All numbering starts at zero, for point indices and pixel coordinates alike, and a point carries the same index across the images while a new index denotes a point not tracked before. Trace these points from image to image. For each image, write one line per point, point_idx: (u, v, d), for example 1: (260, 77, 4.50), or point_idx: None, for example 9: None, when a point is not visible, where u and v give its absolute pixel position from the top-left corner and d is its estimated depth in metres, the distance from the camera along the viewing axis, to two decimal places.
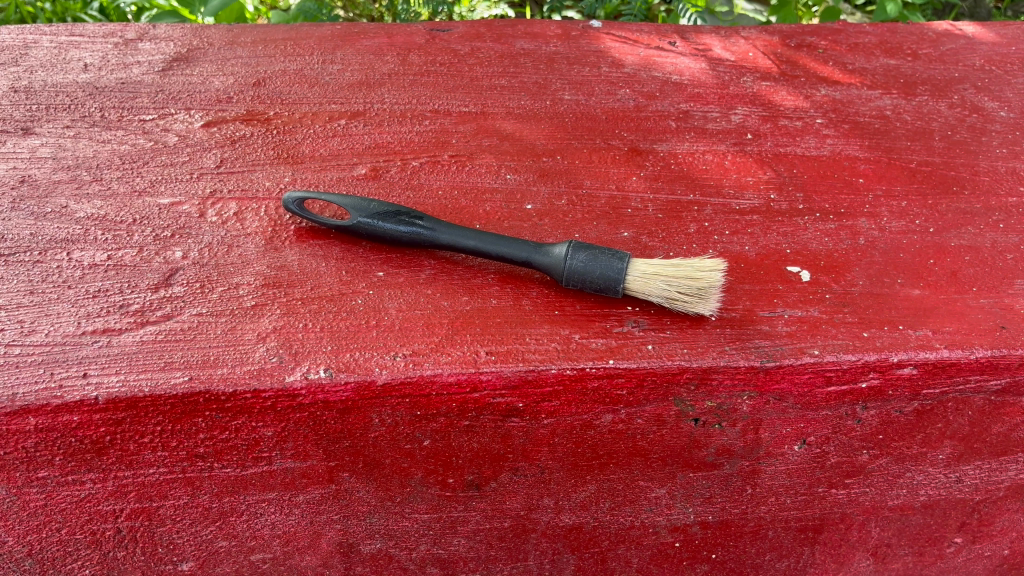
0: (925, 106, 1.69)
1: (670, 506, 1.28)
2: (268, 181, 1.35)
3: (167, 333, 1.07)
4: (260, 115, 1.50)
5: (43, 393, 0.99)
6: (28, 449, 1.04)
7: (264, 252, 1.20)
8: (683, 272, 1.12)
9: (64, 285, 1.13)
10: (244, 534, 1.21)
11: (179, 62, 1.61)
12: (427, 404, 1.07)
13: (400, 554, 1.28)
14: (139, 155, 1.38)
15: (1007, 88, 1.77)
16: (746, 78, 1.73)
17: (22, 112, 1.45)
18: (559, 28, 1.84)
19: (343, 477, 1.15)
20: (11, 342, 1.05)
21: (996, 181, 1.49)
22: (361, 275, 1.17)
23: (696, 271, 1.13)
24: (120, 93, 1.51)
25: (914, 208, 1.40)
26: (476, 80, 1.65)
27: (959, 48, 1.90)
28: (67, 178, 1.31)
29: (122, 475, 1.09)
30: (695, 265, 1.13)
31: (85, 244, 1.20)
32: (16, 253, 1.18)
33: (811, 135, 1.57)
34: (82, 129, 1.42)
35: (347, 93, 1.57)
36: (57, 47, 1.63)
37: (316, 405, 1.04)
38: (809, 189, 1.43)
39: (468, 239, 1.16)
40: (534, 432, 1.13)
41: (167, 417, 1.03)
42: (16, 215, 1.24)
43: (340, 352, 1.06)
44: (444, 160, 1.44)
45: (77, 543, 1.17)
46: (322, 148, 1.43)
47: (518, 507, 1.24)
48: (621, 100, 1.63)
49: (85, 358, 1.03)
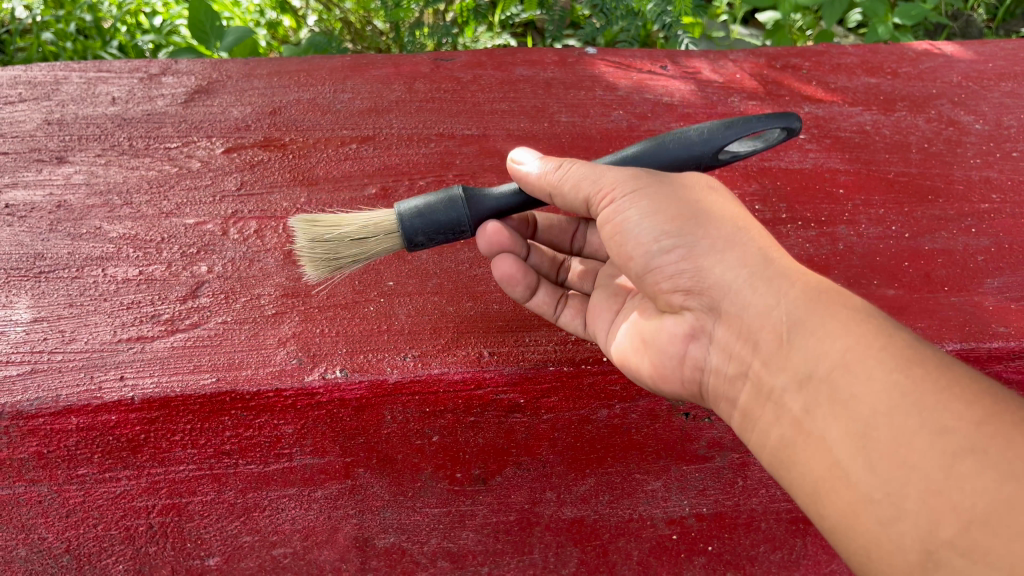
0: (903, 121, 1.78)
1: (666, 498, 1.38)
2: (286, 202, 1.45)
3: (196, 340, 1.17)
4: (277, 141, 1.60)
5: (84, 394, 1.08)
6: (69, 448, 1.13)
7: (283, 266, 1.30)
8: (370, 259, 1.21)
9: (100, 298, 1.23)
10: (267, 529, 1.29)
11: (200, 94, 1.72)
12: (435, 401, 1.16)
13: (412, 548, 1.36)
14: (166, 180, 1.48)
15: (982, 103, 1.87)
16: (733, 98, 1.82)
17: (55, 142, 1.56)
18: (556, 54, 1.92)
19: (359, 473, 1.24)
20: (53, 350, 1.15)
21: (968, 189, 1.59)
22: (373, 285, 1.27)
23: (349, 228, 1.21)
24: (146, 124, 1.62)
25: (891, 216, 1.50)
26: (479, 105, 1.75)
27: (937, 66, 1.99)
28: (99, 203, 1.42)
29: (154, 472, 1.18)
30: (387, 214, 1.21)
31: (118, 261, 1.30)
32: (56, 270, 1.28)
33: (795, 149, 1.67)
34: (112, 157, 1.53)
35: (358, 120, 1.68)
36: (86, 83, 1.73)
37: (333, 403, 1.13)
38: (792, 199, 1.53)
39: (489, 199, 1.18)
40: (535, 427, 1.23)
41: (197, 416, 1.12)
42: (53, 236, 1.35)
43: (354, 354, 1.15)
44: (449, 179, 1.55)
45: (111, 538, 1.25)
46: (335, 171, 1.54)
47: (522, 500, 1.33)
48: (614, 121, 1.73)
49: (121, 363, 1.13)
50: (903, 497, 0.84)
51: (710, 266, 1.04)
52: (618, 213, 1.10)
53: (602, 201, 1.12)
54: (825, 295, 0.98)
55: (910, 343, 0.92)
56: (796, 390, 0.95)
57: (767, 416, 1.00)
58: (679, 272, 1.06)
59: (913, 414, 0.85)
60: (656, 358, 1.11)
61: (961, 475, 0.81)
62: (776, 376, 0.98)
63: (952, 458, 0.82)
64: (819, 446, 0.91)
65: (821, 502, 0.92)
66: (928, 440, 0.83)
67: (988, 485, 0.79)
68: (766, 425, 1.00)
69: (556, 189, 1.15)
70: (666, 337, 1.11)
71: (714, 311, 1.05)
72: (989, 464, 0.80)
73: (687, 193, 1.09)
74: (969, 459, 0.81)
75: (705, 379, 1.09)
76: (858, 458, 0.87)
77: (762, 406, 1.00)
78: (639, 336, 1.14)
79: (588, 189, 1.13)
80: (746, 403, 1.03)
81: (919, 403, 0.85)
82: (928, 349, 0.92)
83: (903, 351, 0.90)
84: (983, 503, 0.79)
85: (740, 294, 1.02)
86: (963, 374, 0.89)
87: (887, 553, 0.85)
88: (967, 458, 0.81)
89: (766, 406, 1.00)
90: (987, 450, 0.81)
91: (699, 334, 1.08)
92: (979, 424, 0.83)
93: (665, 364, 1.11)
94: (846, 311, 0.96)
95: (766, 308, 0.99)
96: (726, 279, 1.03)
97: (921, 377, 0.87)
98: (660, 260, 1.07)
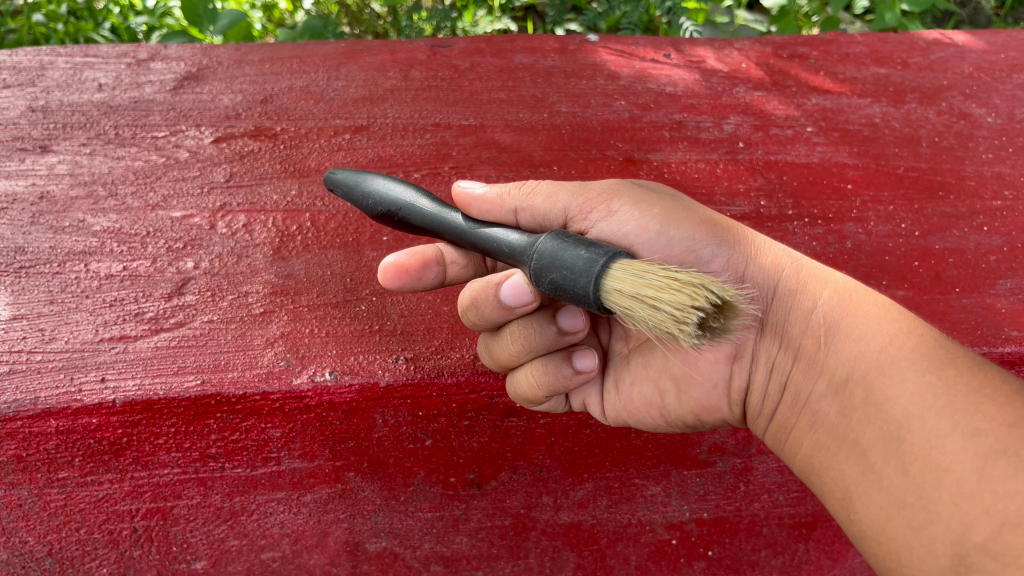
0: (913, 114, 1.73)
1: (665, 503, 1.35)
2: (276, 194, 1.40)
3: (181, 339, 1.13)
4: (268, 131, 1.55)
5: (63, 397, 1.04)
6: (48, 451, 1.09)
7: (272, 262, 1.26)
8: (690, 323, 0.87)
9: (82, 295, 1.19)
10: (254, 533, 1.25)
11: (190, 81, 1.66)
12: (428, 405, 1.12)
13: (405, 552, 1.33)
14: (152, 171, 1.43)
15: (994, 95, 1.82)
16: (739, 88, 1.77)
17: (39, 131, 1.51)
18: (557, 41, 1.86)
19: (349, 477, 1.20)
20: (32, 349, 1.11)
21: (980, 185, 1.55)
22: (365, 283, 1.23)
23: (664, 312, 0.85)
24: (133, 112, 1.57)
25: (901, 213, 1.46)
26: (476, 94, 1.70)
27: (948, 56, 1.93)
28: (83, 194, 1.37)
29: (138, 476, 1.15)
30: (632, 279, 0.85)
31: (101, 256, 1.25)
32: (36, 265, 1.24)
33: (802, 143, 1.62)
34: (98, 147, 1.48)
35: (351, 108, 1.62)
36: (72, 68, 1.67)
37: (322, 406, 1.09)
38: (799, 194, 1.48)
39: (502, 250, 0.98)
40: (532, 431, 1.20)
41: (181, 419, 1.08)
42: (35, 229, 1.30)
43: (345, 355, 1.11)
44: (445, 171, 1.50)
45: (94, 542, 1.22)
46: (327, 162, 1.49)
47: (518, 505, 1.30)
48: (616, 111, 1.68)
49: (103, 363, 1.09)
50: (935, 500, 0.85)
51: (749, 275, 1.05)
52: (611, 218, 1.05)
53: (589, 212, 1.06)
54: (860, 297, 1.01)
55: (945, 345, 0.94)
56: (834, 395, 0.97)
57: (800, 424, 1.02)
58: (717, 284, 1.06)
59: (946, 418, 0.87)
60: (698, 391, 1.11)
61: (993, 476, 0.82)
62: (813, 382, 1.00)
63: (985, 461, 0.83)
64: (853, 451, 0.93)
65: (852, 508, 0.94)
66: (960, 442, 0.85)
67: (1021, 488, 0.80)
68: (801, 433, 1.02)
69: (525, 202, 1.07)
70: (705, 365, 1.10)
71: (757, 324, 1.07)
72: (1021, 467, 0.81)
73: (700, 203, 1.11)
74: (1001, 461, 0.82)
75: (748, 399, 1.09)
76: (891, 461, 0.89)
77: (798, 416, 1.02)
78: (669, 377, 1.12)
79: (568, 199, 1.07)
80: (782, 415, 1.05)
81: (952, 405, 0.87)
82: (963, 350, 0.94)
83: (935, 353, 0.92)
84: (1016, 506, 0.79)
85: (781, 303, 1.04)
86: (998, 374, 0.91)
87: (918, 558, 0.86)
88: (999, 460, 0.82)
89: (803, 414, 1.01)
90: (1019, 452, 0.82)
91: (741, 353, 1.09)
92: (1013, 424, 0.84)
93: (707, 392, 1.10)
94: (878, 311, 0.98)
95: (803, 314, 1.02)
96: (767, 286, 1.05)
97: (954, 379, 0.89)
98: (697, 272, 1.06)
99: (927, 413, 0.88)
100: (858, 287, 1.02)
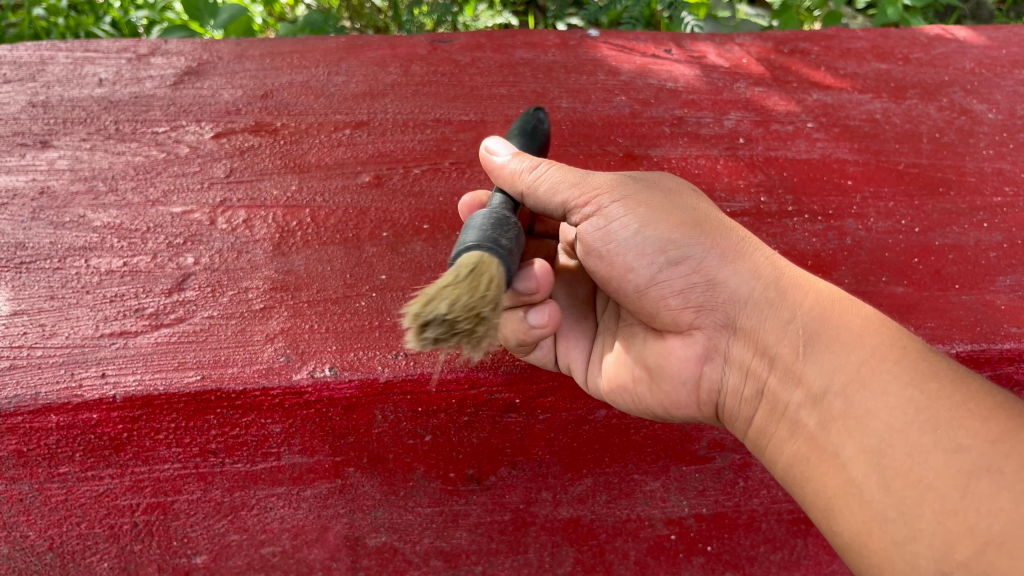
0: (914, 109, 1.72)
1: (664, 498, 1.36)
2: (276, 189, 1.40)
3: (181, 335, 1.13)
4: (268, 126, 1.55)
5: (64, 393, 1.05)
6: (49, 446, 1.09)
7: (272, 258, 1.26)
8: None
9: (82, 291, 1.19)
10: (255, 527, 1.26)
11: (190, 76, 1.66)
12: (428, 401, 1.12)
13: (404, 547, 1.33)
14: (153, 166, 1.43)
15: (996, 91, 1.81)
16: (740, 84, 1.76)
17: (39, 126, 1.51)
18: (557, 36, 1.86)
19: (349, 472, 1.21)
20: (33, 345, 1.11)
21: (981, 181, 1.55)
22: (365, 279, 1.24)
23: None
24: (133, 107, 1.57)
25: (901, 209, 1.46)
26: (476, 89, 1.70)
27: (950, 52, 1.92)
28: (84, 189, 1.37)
29: (138, 471, 1.15)
30: None
31: (101, 251, 1.26)
32: (37, 260, 1.24)
33: (802, 138, 1.62)
34: (98, 142, 1.48)
35: (351, 104, 1.62)
36: (72, 63, 1.66)
37: (322, 402, 1.09)
38: (799, 191, 1.48)
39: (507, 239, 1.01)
40: (531, 427, 1.20)
41: (181, 415, 1.08)
42: (35, 224, 1.30)
43: (344, 351, 1.11)
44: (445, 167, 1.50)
45: (95, 536, 1.22)
46: (327, 157, 1.49)
47: (517, 500, 1.31)
48: (617, 107, 1.68)
49: (103, 359, 1.09)
50: (917, 516, 0.86)
51: (724, 281, 1.02)
52: (602, 215, 1.04)
53: (584, 205, 1.06)
54: (839, 306, 0.99)
55: (925, 355, 0.94)
56: (812, 405, 0.96)
57: (776, 430, 1.01)
58: (690, 287, 1.03)
59: (928, 433, 0.88)
60: (668, 386, 1.10)
61: (975, 494, 0.84)
62: (790, 392, 0.98)
63: (969, 478, 0.85)
64: (832, 463, 0.93)
65: (833, 518, 0.93)
66: (942, 459, 0.87)
67: (1004, 507, 0.82)
68: (779, 441, 1.01)
69: (531, 184, 1.08)
70: (676, 362, 1.08)
71: (730, 328, 1.04)
72: (1004, 484, 0.83)
73: (681, 200, 1.07)
74: (983, 478, 0.84)
75: (720, 400, 1.08)
76: (872, 474, 0.89)
77: (775, 423, 1.01)
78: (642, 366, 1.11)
79: (568, 189, 1.06)
80: (757, 420, 1.04)
81: (933, 420, 0.88)
82: (942, 359, 0.95)
83: (918, 365, 0.92)
84: (1000, 525, 0.82)
85: (756, 309, 1.01)
86: (976, 384, 0.92)
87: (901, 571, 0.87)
88: (982, 478, 0.84)
89: (780, 423, 1.00)
90: (1001, 470, 0.84)
91: (712, 353, 1.07)
92: (993, 441, 0.86)
93: (676, 389, 1.09)
94: (859, 321, 0.97)
95: (780, 323, 1.00)
96: (742, 293, 1.02)
97: (935, 392, 0.90)
98: (669, 273, 1.03)
99: (909, 428, 0.88)
100: (839, 294, 1.02)
